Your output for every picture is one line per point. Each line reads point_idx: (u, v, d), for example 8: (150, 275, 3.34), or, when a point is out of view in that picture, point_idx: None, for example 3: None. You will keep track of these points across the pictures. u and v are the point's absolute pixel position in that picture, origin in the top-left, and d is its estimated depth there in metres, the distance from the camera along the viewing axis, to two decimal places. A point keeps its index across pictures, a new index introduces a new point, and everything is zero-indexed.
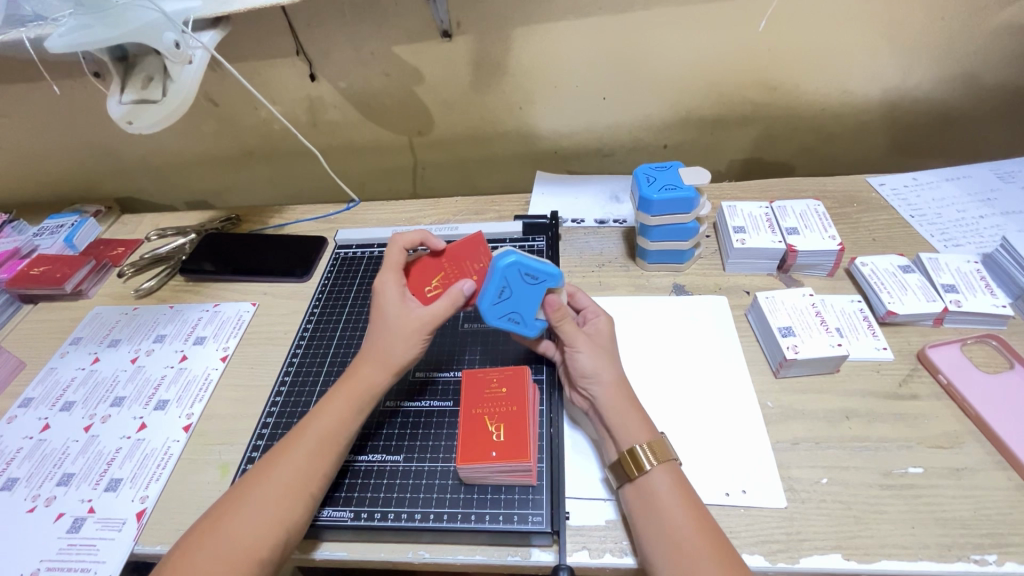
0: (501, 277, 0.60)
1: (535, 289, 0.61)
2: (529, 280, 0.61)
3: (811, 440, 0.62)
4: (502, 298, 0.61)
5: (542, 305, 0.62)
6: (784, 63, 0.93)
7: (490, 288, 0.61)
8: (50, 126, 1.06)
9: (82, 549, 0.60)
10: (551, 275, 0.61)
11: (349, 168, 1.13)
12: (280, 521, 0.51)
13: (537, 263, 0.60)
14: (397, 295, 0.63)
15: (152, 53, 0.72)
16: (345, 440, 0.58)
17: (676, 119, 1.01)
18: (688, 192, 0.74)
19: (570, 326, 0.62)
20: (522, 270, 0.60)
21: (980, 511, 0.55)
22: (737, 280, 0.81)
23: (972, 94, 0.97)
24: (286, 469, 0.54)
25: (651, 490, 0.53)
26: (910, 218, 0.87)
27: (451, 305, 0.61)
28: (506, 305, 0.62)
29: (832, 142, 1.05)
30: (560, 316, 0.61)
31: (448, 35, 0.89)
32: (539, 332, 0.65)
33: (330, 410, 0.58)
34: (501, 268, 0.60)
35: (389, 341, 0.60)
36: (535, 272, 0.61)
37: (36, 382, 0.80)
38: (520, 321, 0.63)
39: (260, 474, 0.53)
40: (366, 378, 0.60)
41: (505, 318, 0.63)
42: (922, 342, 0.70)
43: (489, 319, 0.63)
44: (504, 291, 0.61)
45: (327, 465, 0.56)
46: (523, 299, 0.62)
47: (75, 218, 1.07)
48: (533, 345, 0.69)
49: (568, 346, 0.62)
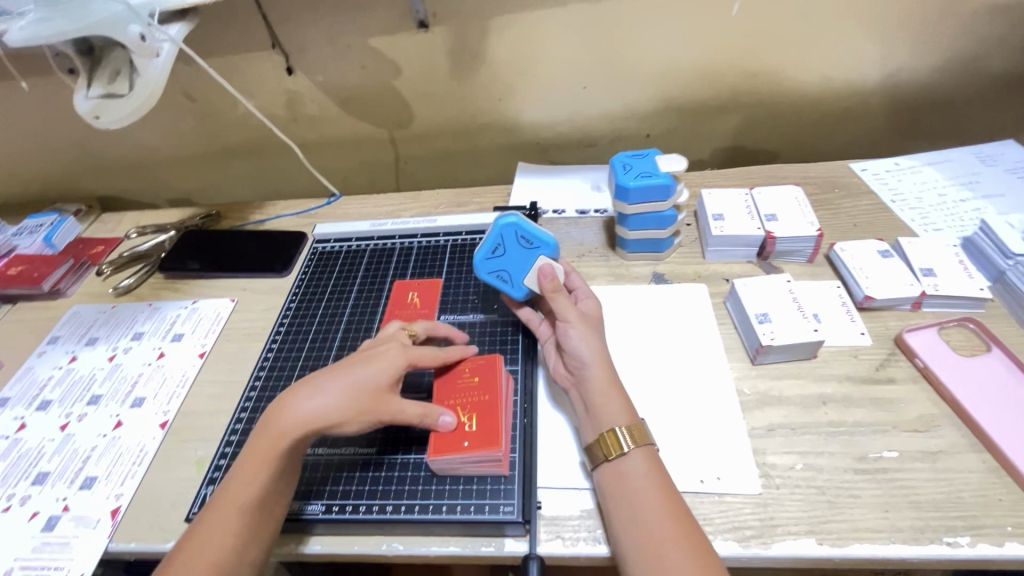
0: (498, 236, 0.65)
1: (529, 253, 0.66)
2: (525, 244, 0.66)
3: (786, 426, 0.61)
4: (496, 254, 0.66)
5: (531, 270, 0.66)
6: (764, 48, 0.92)
7: (487, 244, 0.66)
8: (26, 125, 1.05)
9: (55, 547, 0.60)
10: (546, 242, 0.66)
11: (330, 163, 1.12)
12: (207, 566, 0.49)
13: (534, 229, 0.65)
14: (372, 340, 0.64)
15: (118, 46, 0.71)
16: (250, 468, 0.54)
17: (657, 107, 1.00)
18: (665, 179, 0.73)
19: (562, 300, 0.63)
20: (519, 232, 0.65)
21: (954, 494, 0.55)
22: (716, 267, 0.80)
23: (955, 78, 0.96)
24: (201, 552, 0.49)
25: (625, 473, 0.52)
26: (892, 203, 0.86)
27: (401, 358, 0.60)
28: (499, 261, 0.66)
29: (815, 128, 1.04)
30: (554, 288, 0.64)
31: (424, 25, 0.89)
32: (524, 296, 0.69)
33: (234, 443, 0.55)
34: (500, 224, 0.65)
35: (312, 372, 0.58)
36: (530, 237, 0.66)
37: (13, 381, 0.79)
38: (507, 281, 0.67)
39: (177, 558, 0.49)
40: (274, 440, 0.54)
41: (494, 275, 0.67)
42: (899, 326, 0.69)
43: (480, 273, 0.67)
44: (499, 248, 0.66)
45: (240, 495, 0.52)
46: (516, 260, 0.67)
47: (54, 217, 1.06)
48: (515, 309, 0.71)
49: (560, 319, 0.62)
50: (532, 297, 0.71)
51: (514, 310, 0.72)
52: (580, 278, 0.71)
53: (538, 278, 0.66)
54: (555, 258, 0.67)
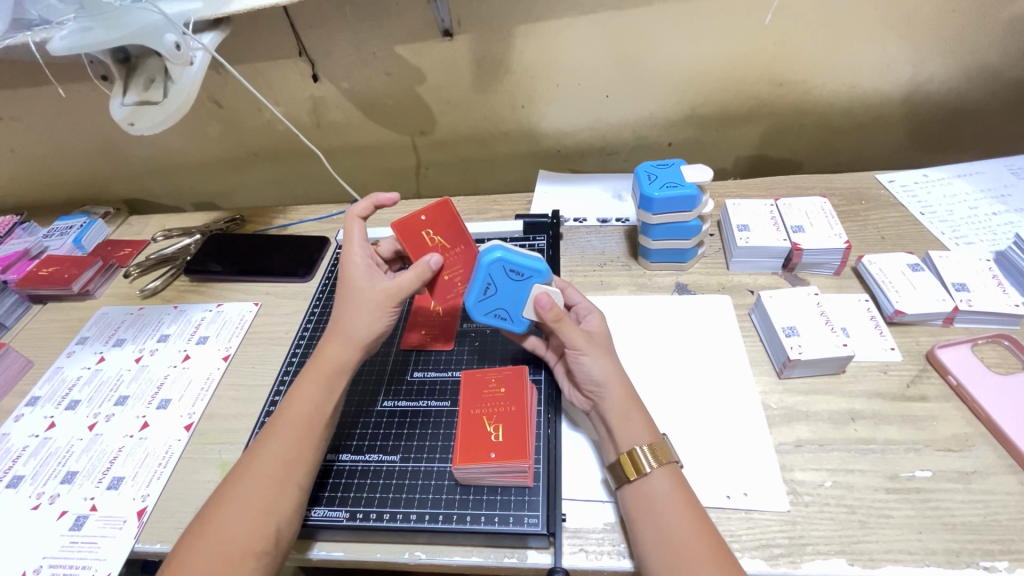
0: (486, 275, 0.61)
1: (521, 284, 0.62)
2: (515, 277, 0.61)
3: (814, 442, 0.60)
4: (488, 294, 0.62)
5: (528, 302, 0.62)
6: (791, 57, 0.91)
7: (476, 286, 0.62)
8: (59, 129, 1.08)
9: (83, 546, 0.61)
10: (538, 271, 0.61)
11: (351, 168, 1.14)
12: (267, 514, 0.50)
13: (521, 259, 0.61)
14: (366, 269, 0.63)
15: (153, 55, 0.73)
16: (322, 422, 0.57)
17: (679, 116, 0.99)
18: (690, 190, 0.73)
19: (570, 326, 0.59)
20: (506, 266, 0.61)
21: (991, 516, 0.53)
22: (741, 279, 0.79)
23: (985, 89, 0.94)
24: (267, 458, 0.54)
25: (648, 494, 0.52)
26: (920, 216, 0.85)
27: (418, 279, 0.61)
28: (493, 300, 0.63)
29: (840, 138, 1.03)
30: (556, 316, 0.59)
31: (449, 34, 0.89)
32: (526, 328, 0.66)
33: (302, 395, 0.58)
34: (486, 263, 0.60)
35: (351, 316, 0.60)
36: (519, 268, 0.61)
37: (43, 381, 0.81)
38: (506, 318, 0.64)
39: (247, 465, 0.54)
40: (332, 358, 0.60)
41: (492, 315, 0.64)
42: (931, 342, 0.68)
43: (477, 316, 0.64)
44: (489, 287, 0.62)
45: (308, 449, 0.55)
46: (510, 295, 0.63)
47: (84, 219, 1.09)
48: (521, 341, 0.69)
49: (569, 346, 0.59)
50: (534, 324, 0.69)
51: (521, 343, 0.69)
52: (577, 291, 0.71)
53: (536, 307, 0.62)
54: (549, 283, 0.63)
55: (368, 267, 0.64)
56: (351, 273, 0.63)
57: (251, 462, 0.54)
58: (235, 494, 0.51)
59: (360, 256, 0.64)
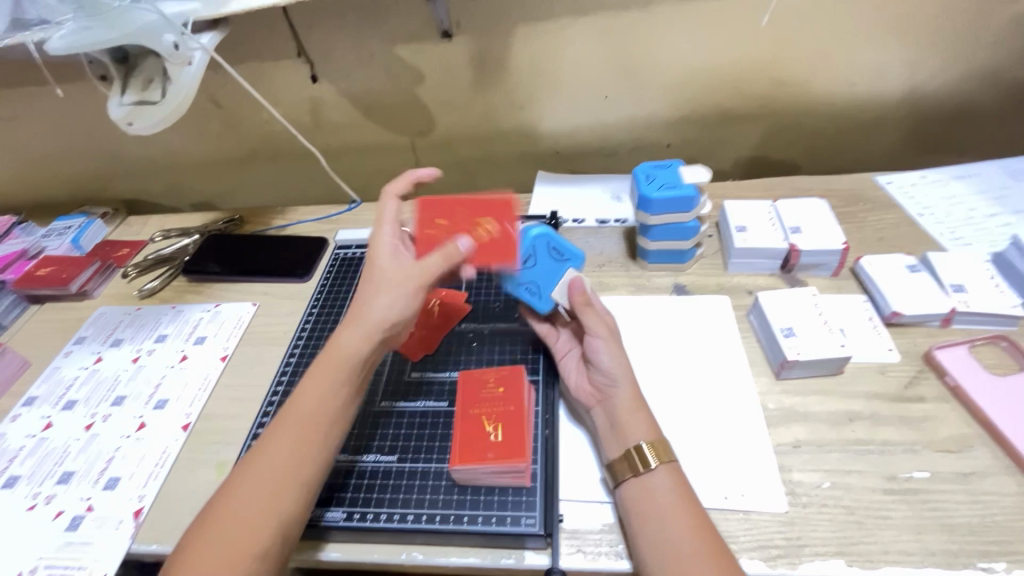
0: (529, 246, 0.66)
1: (558, 265, 0.66)
2: (555, 256, 0.66)
3: (812, 443, 0.60)
4: (525, 266, 0.66)
5: (560, 282, 0.66)
6: (789, 58, 0.91)
7: (516, 256, 0.66)
8: (57, 130, 1.08)
9: (79, 547, 0.61)
10: (575, 256, 0.66)
11: (350, 169, 1.14)
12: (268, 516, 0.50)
13: (565, 241, 0.66)
14: (385, 256, 0.63)
15: (152, 55, 0.73)
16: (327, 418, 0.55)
17: (678, 117, 1.00)
18: (688, 190, 0.73)
19: (592, 312, 0.62)
20: (550, 243, 0.66)
21: (988, 517, 0.53)
22: (739, 280, 0.79)
23: (982, 90, 0.94)
24: (247, 498, 0.50)
25: (650, 491, 0.52)
26: (918, 217, 0.85)
27: (444, 261, 0.61)
28: (527, 273, 0.67)
29: (838, 139, 1.03)
30: (584, 301, 0.63)
31: (448, 35, 0.90)
32: (551, 309, 0.68)
33: (307, 390, 0.56)
34: (530, 236, 0.65)
35: (371, 302, 0.59)
36: (561, 249, 0.66)
37: (40, 381, 0.81)
38: (535, 294, 0.67)
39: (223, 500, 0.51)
40: (310, 394, 0.56)
41: (522, 287, 0.67)
42: (929, 343, 0.68)
43: (507, 284, 0.66)
44: (528, 259, 0.66)
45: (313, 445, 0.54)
46: (545, 273, 0.67)
47: (82, 219, 1.08)
48: (533, 322, 0.71)
49: (588, 332, 0.61)
50: (555, 312, 0.70)
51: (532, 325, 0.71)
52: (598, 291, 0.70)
53: (566, 290, 0.66)
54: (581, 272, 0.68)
55: (393, 249, 0.64)
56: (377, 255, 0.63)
57: (255, 459, 0.53)
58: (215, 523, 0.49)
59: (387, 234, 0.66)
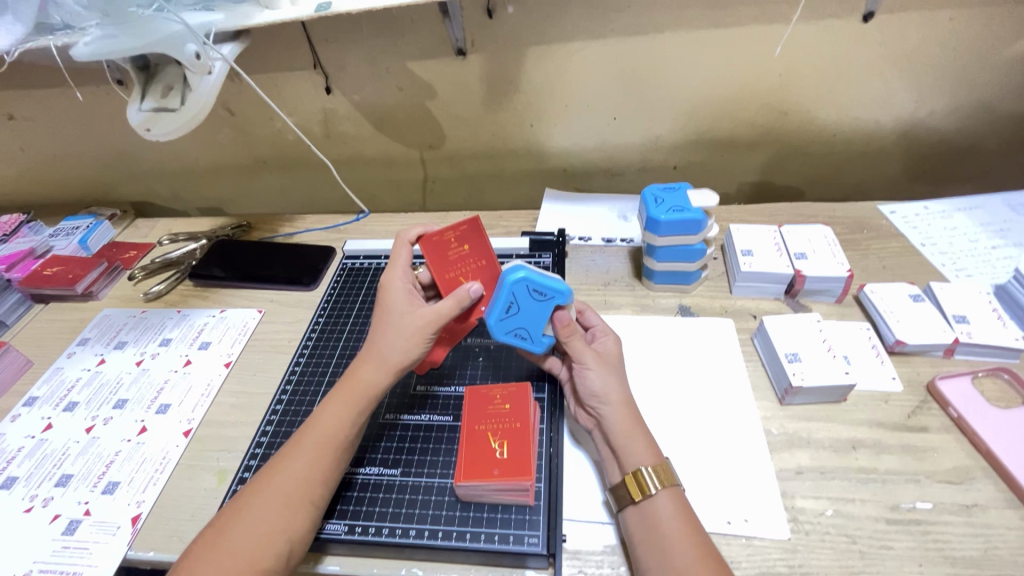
0: (509, 294, 0.60)
1: (544, 306, 0.61)
2: (538, 297, 0.60)
3: (815, 469, 0.60)
4: (511, 313, 0.61)
5: (548, 322, 0.62)
6: (795, 87, 0.93)
7: (499, 304, 0.61)
8: (71, 130, 1.09)
9: (74, 552, 0.60)
10: (561, 292, 0.60)
11: (359, 179, 1.15)
12: (281, 533, 0.50)
13: (546, 280, 0.60)
14: (405, 294, 0.64)
15: (172, 63, 0.74)
16: (345, 444, 0.57)
17: (685, 140, 1.01)
18: (696, 214, 0.73)
19: (578, 341, 0.61)
20: (531, 286, 0.60)
21: (991, 551, 0.53)
22: (743, 303, 0.80)
23: (985, 125, 0.96)
24: (258, 517, 0.50)
25: (655, 517, 0.51)
26: (921, 247, 0.86)
27: (456, 305, 0.60)
28: (514, 320, 0.62)
29: (842, 168, 1.05)
30: (567, 331, 0.61)
31: (462, 53, 0.91)
32: (546, 349, 0.64)
33: (327, 413, 0.57)
34: (509, 283, 0.59)
35: (391, 339, 0.60)
36: (543, 288, 0.60)
37: (41, 381, 0.80)
38: (527, 337, 0.63)
39: (231, 518, 0.51)
40: (329, 422, 0.56)
41: (511, 334, 0.62)
42: (931, 372, 0.69)
43: (496, 335, 0.62)
44: (512, 306, 0.61)
45: (328, 468, 0.55)
46: (532, 316, 0.61)
47: (91, 220, 1.09)
48: (538, 361, 0.68)
49: (575, 361, 0.61)
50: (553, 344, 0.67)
51: (538, 364, 0.68)
52: (595, 313, 0.69)
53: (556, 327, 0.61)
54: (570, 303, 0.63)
55: (407, 292, 0.64)
56: (389, 301, 0.63)
57: (267, 480, 0.53)
58: (225, 539, 0.49)
59: (402, 281, 0.65)
